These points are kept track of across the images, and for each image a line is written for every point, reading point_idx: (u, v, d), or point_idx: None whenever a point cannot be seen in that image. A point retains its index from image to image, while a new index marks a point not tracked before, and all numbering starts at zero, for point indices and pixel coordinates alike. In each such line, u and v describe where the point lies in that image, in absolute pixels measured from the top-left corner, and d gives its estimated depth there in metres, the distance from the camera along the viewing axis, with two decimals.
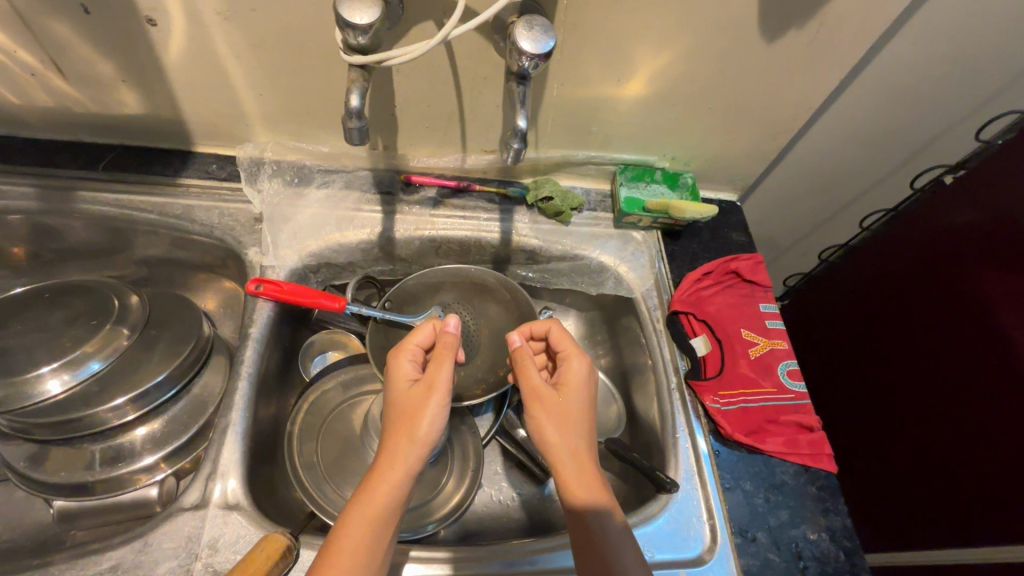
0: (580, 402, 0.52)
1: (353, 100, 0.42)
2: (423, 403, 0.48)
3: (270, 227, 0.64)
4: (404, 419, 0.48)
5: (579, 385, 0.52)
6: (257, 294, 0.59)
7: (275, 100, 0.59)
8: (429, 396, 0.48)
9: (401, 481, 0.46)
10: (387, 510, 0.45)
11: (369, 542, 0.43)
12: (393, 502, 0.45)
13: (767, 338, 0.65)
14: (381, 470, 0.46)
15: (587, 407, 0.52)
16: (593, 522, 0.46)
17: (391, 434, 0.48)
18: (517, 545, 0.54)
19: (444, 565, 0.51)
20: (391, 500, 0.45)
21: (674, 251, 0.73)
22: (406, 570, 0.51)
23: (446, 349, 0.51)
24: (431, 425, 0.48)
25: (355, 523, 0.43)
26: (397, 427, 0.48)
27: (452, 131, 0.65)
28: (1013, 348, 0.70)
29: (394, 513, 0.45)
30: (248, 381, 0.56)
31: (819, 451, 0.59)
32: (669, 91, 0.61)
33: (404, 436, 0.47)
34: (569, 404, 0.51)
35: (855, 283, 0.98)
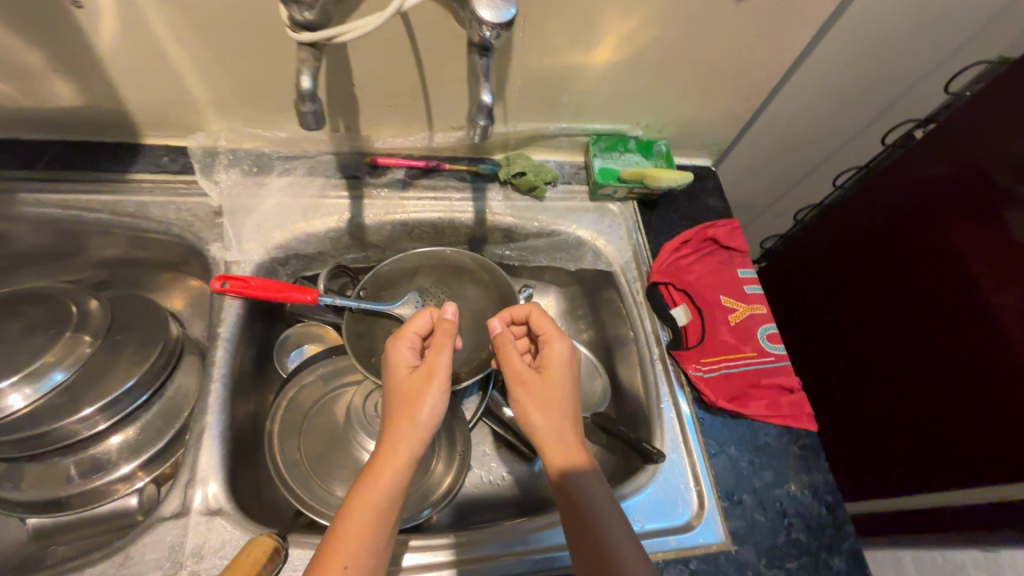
0: (563, 381, 0.51)
1: (304, 82, 0.39)
2: (426, 387, 0.48)
3: (231, 220, 0.61)
4: (404, 404, 0.47)
5: (563, 364, 0.52)
6: (223, 292, 0.56)
7: (224, 84, 0.55)
8: (432, 381, 0.48)
9: (405, 465, 0.45)
10: (392, 497, 0.44)
11: (377, 530, 0.42)
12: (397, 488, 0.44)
13: (746, 304, 0.65)
14: (385, 455, 0.45)
15: (571, 385, 0.52)
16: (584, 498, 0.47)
17: (392, 418, 0.47)
18: (514, 525, 0.54)
19: (443, 551, 0.51)
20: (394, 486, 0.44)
21: (651, 221, 0.73)
22: (406, 561, 0.50)
23: (445, 335, 0.50)
24: (433, 410, 0.47)
25: (358, 510, 0.42)
26: (398, 411, 0.47)
27: (417, 107, 0.62)
28: (981, 296, 0.72)
29: (399, 499, 0.45)
30: (221, 382, 0.54)
31: (800, 411, 0.60)
32: (639, 56, 0.59)
33: (407, 420, 0.47)
34: (554, 383, 0.51)
35: (828, 242, 0.99)
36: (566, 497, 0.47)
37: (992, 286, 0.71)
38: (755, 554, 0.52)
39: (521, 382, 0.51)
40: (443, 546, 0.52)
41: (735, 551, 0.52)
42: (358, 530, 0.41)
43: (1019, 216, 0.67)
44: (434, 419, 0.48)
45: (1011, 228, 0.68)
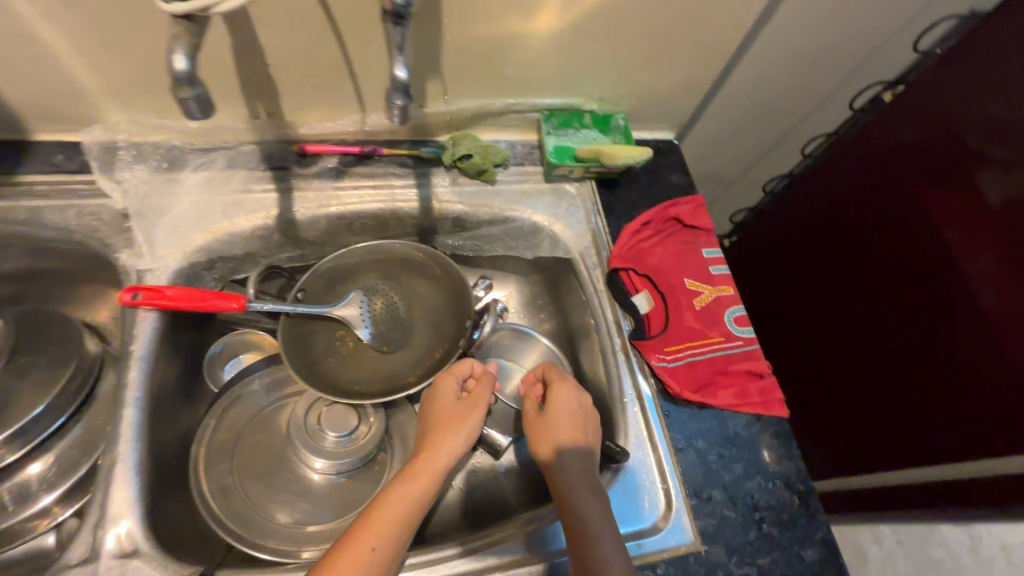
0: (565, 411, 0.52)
1: (178, 63, 0.33)
2: (468, 412, 0.52)
3: (141, 223, 0.54)
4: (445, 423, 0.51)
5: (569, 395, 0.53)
6: (135, 304, 0.50)
7: (114, 67, 0.48)
8: (472, 410, 0.52)
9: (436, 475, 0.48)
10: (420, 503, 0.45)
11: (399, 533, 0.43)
12: (416, 506, 0.45)
13: (712, 286, 0.62)
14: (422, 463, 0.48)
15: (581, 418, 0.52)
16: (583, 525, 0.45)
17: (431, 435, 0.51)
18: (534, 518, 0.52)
19: (453, 561, 0.49)
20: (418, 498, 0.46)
21: (612, 201, 0.68)
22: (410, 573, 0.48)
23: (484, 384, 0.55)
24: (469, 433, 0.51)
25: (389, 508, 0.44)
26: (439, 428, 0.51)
27: (344, 87, 0.56)
28: (952, 263, 0.70)
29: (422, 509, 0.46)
30: (136, 406, 0.48)
31: (770, 398, 0.57)
32: (586, 21, 0.54)
33: (446, 435, 0.50)
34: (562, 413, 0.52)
35: (799, 214, 0.96)
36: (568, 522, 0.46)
37: (965, 253, 0.68)
38: (725, 553, 0.50)
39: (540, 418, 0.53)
40: (451, 558, 0.49)
41: (705, 552, 0.50)
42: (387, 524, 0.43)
43: (994, 179, 0.64)
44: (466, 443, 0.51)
45: (985, 192, 0.65)
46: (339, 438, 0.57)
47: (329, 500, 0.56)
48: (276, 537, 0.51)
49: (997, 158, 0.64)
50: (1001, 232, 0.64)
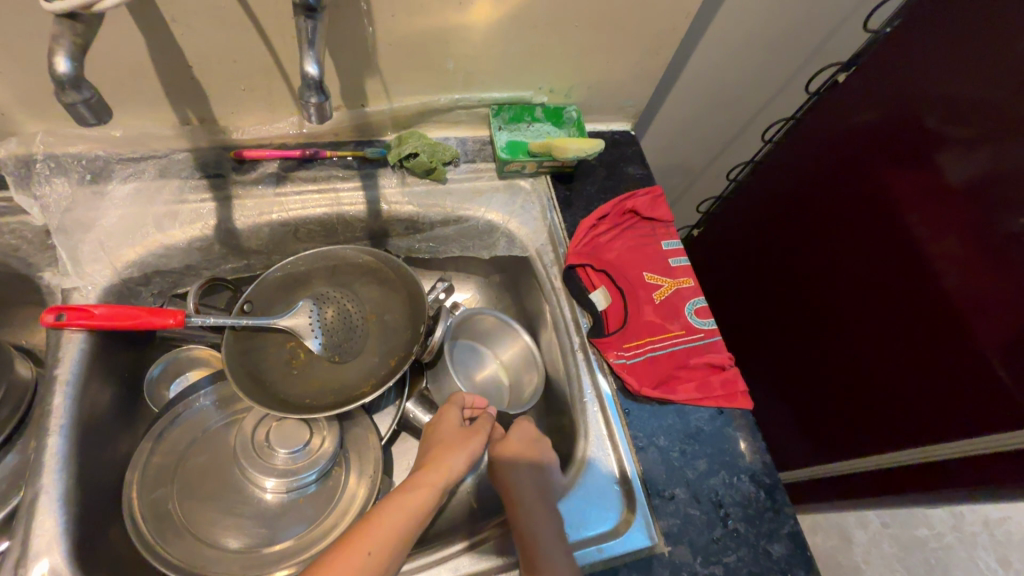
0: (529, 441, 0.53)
1: (60, 65, 0.31)
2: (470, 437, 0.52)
3: (65, 240, 0.52)
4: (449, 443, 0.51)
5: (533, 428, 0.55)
6: (60, 326, 0.47)
7: (20, 77, 0.45)
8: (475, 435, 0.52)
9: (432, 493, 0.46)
10: (412, 518, 0.44)
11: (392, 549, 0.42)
12: (411, 524, 0.44)
13: (672, 278, 0.60)
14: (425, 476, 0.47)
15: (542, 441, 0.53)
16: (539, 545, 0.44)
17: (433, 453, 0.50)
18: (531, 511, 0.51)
19: (456, 560, 0.47)
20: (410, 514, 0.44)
21: (568, 196, 0.66)
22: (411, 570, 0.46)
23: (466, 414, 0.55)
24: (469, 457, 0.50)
25: (385, 521, 0.43)
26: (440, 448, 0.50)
27: (277, 89, 0.53)
28: (916, 245, 0.69)
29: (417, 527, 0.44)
30: (62, 435, 0.45)
31: (733, 390, 0.56)
32: (524, 11, 0.52)
33: (448, 450, 0.50)
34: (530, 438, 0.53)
35: (763, 201, 0.95)
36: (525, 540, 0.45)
37: (928, 235, 0.68)
38: (690, 553, 0.48)
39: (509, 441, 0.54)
40: (456, 556, 0.47)
41: (669, 553, 0.48)
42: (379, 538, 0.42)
43: (953, 159, 0.63)
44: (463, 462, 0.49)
45: (944, 172, 0.65)
46: (290, 454, 0.54)
47: (283, 518, 0.54)
48: (222, 563, 0.49)
49: (954, 137, 0.63)
50: (964, 211, 0.63)
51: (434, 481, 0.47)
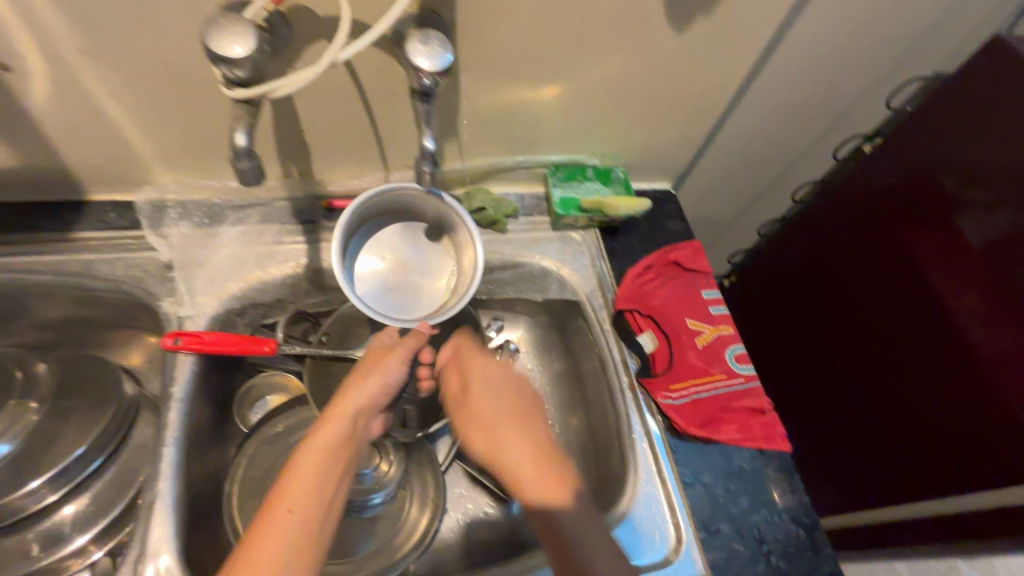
0: (483, 394, 0.57)
1: (239, 140, 0.39)
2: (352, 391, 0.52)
3: (183, 272, 0.59)
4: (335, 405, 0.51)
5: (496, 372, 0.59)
6: (176, 349, 0.54)
7: (168, 137, 0.54)
8: (358, 385, 0.53)
9: (322, 459, 0.48)
10: (314, 485, 0.46)
11: (302, 522, 0.44)
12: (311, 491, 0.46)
13: (713, 326, 0.65)
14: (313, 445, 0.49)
15: (500, 385, 0.58)
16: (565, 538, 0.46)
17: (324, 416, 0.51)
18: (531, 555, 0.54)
19: None
20: (332, 455, 0.49)
21: (615, 247, 0.72)
22: None
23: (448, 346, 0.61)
24: (352, 408, 0.51)
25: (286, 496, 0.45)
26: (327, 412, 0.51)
27: (370, 149, 0.61)
28: (938, 299, 0.74)
29: (322, 490, 0.47)
30: (175, 445, 0.51)
31: (773, 432, 0.59)
32: (587, 90, 0.60)
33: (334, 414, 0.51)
34: (484, 386, 0.57)
35: (791, 254, 1.00)
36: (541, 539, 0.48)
37: (951, 290, 0.72)
38: None
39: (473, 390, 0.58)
40: None
41: None
42: (281, 521, 0.43)
43: (971, 221, 0.69)
44: (386, 389, 0.54)
45: (963, 233, 0.70)
46: (361, 474, 0.60)
47: (355, 536, 0.59)
48: None
49: (972, 200, 0.69)
50: (983, 268, 0.68)
51: (324, 443, 0.49)
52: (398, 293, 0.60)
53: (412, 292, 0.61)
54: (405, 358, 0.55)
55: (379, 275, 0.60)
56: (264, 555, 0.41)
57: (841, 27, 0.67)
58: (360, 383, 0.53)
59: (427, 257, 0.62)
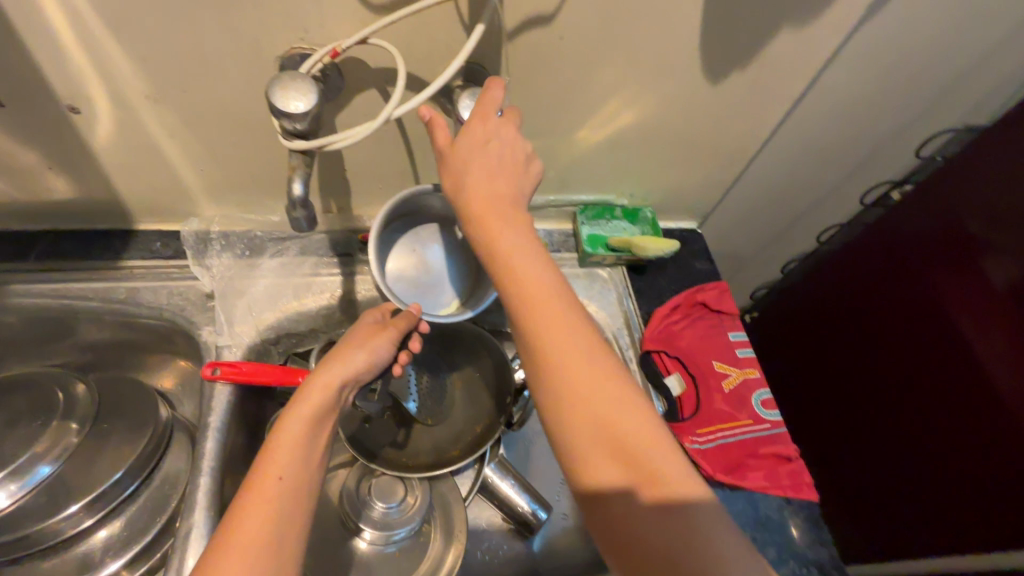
0: (482, 187, 0.43)
1: (296, 190, 0.42)
2: (344, 355, 0.50)
3: (223, 303, 0.61)
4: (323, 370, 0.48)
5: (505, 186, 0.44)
6: (214, 378, 0.55)
7: (217, 172, 0.57)
8: (350, 354, 0.50)
9: (308, 421, 0.45)
10: (302, 447, 0.44)
11: (288, 494, 0.41)
12: (298, 457, 0.43)
13: (739, 369, 0.66)
14: (296, 410, 0.45)
15: (502, 161, 0.44)
16: (686, 514, 0.37)
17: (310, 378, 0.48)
18: None
19: None
20: (318, 423, 0.46)
21: (642, 285, 0.73)
22: None
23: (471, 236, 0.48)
24: (343, 371, 0.49)
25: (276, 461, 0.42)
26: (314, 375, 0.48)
27: (407, 187, 0.63)
28: (966, 346, 0.73)
29: (309, 459, 0.44)
30: (209, 476, 0.53)
31: (800, 481, 0.59)
32: (620, 136, 0.62)
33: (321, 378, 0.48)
34: (491, 191, 0.43)
35: (810, 293, 1.00)
36: (621, 538, 0.37)
37: (979, 339, 0.71)
38: None
39: (522, 293, 0.41)
40: None
41: None
42: (267, 490, 0.41)
43: (999, 267, 0.68)
44: (374, 365, 0.51)
45: (991, 279, 0.69)
46: (386, 508, 0.60)
47: (379, 569, 0.60)
48: None
49: (999, 250, 0.68)
50: (1010, 318, 0.67)
51: (312, 405, 0.46)
52: (407, 281, 0.58)
53: (415, 287, 0.59)
54: (396, 339, 0.53)
55: (401, 255, 0.58)
56: (247, 535, 0.38)
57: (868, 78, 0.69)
58: (348, 357, 0.50)
59: (450, 267, 0.61)
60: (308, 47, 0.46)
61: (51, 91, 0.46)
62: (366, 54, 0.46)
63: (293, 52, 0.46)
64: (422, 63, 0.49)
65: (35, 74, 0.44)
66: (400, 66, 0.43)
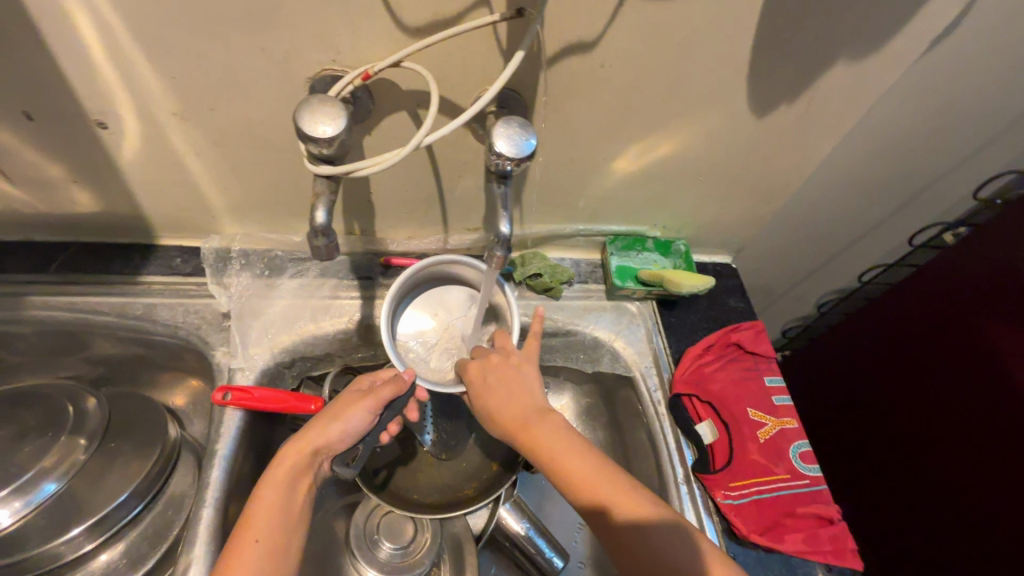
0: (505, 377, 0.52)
1: (319, 217, 0.41)
2: (323, 422, 0.49)
3: (239, 324, 0.59)
4: (303, 434, 0.48)
5: (501, 375, 0.52)
6: (225, 404, 0.54)
7: (241, 191, 0.56)
8: (330, 418, 0.49)
9: (285, 491, 0.45)
10: (281, 517, 0.43)
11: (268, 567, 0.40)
12: (277, 525, 0.42)
13: (776, 418, 0.61)
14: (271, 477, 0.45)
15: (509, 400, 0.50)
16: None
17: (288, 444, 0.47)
18: None
19: None
20: (295, 493, 0.45)
21: (672, 321, 0.69)
22: None
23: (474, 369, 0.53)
24: (323, 435, 0.48)
25: (253, 534, 0.41)
26: (292, 442, 0.47)
27: (433, 212, 0.61)
28: (1017, 394, 0.66)
29: (288, 530, 0.43)
30: (213, 507, 0.51)
31: (843, 547, 0.55)
32: (656, 167, 0.59)
33: (299, 443, 0.47)
34: (486, 391, 0.51)
35: (846, 332, 0.93)
36: None
37: None
38: None
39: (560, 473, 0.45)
40: None
41: None
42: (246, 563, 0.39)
43: None
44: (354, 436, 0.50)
45: None
46: (395, 550, 0.57)
47: None
48: None
49: None
50: None
51: (287, 472, 0.45)
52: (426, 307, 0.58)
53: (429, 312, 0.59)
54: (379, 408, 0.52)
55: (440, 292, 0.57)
56: None
57: (922, 113, 0.65)
58: (327, 421, 0.49)
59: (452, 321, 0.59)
60: (340, 68, 0.44)
61: (79, 106, 0.45)
62: (400, 76, 0.44)
63: (325, 73, 0.44)
64: (456, 88, 0.47)
65: (66, 90, 0.44)
66: (434, 91, 0.41)
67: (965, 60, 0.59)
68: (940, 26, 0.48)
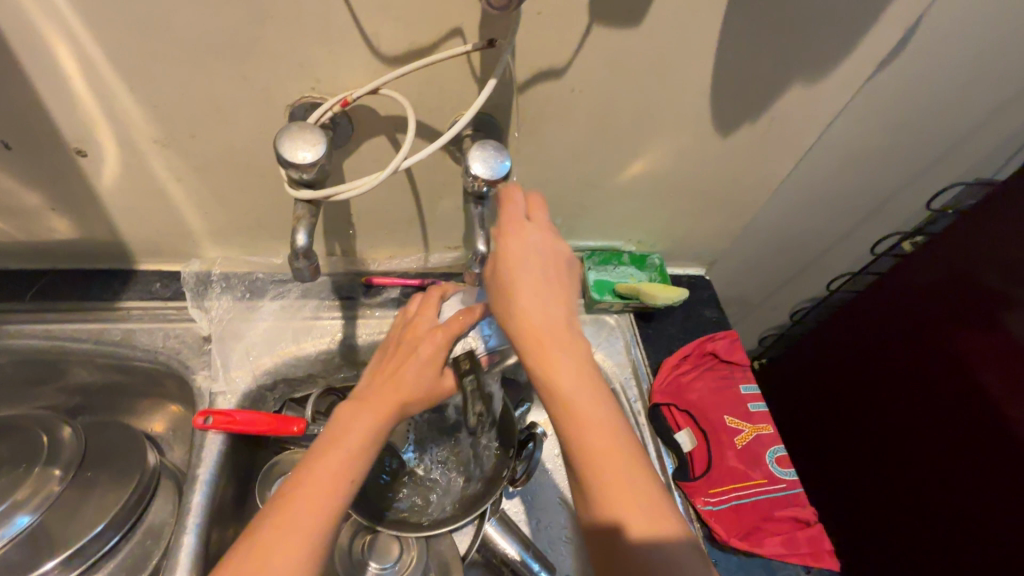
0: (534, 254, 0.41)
1: (300, 240, 0.42)
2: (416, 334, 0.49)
3: (219, 346, 0.59)
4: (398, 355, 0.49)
5: (540, 249, 0.41)
6: (206, 428, 0.54)
7: (221, 215, 0.56)
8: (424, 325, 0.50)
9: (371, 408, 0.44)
10: (363, 434, 0.43)
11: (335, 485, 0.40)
12: (357, 438, 0.42)
13: (751, 423, 0.62)
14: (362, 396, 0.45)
15: (546, 282, 0.40)
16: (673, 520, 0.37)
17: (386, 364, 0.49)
18: None
19: None
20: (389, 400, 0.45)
21: (650, 333, 0.71)
22: None
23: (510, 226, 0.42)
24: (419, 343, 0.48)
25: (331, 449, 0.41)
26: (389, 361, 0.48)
27: (413, 232, 0.62)
28: (980, 392, 0.69)
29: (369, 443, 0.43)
30: (194, 533, 0.50)
31: (820, 548, 0.56)
32: (628, 184, 0.61)
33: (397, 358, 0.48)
34: (521, 262, 0.41)
35: (816, 339, 0.96)
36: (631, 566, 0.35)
37: (993, 385, 0.67)
38: None
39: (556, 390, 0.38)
40: None
41: None
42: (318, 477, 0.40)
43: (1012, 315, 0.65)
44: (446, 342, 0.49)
45: (1013, 332, 0.64)
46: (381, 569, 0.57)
47: None
48: None
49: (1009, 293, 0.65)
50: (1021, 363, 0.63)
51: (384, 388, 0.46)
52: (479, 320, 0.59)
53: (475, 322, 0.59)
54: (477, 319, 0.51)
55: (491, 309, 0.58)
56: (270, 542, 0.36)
57: (875, 130, 0.69)
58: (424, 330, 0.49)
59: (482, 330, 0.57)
60: (319, 96, 0.45)
61: (59, 135, 0.46)
62: (376, 103, 0.46)
63: (304, 101, 0.46)
64: (433, 113, 0.48)
65: (45, 119, 0.44)
66: (410, 117, 0.43)
67: (913, 80, 0.63)
68: (886, 52, 0.52)
